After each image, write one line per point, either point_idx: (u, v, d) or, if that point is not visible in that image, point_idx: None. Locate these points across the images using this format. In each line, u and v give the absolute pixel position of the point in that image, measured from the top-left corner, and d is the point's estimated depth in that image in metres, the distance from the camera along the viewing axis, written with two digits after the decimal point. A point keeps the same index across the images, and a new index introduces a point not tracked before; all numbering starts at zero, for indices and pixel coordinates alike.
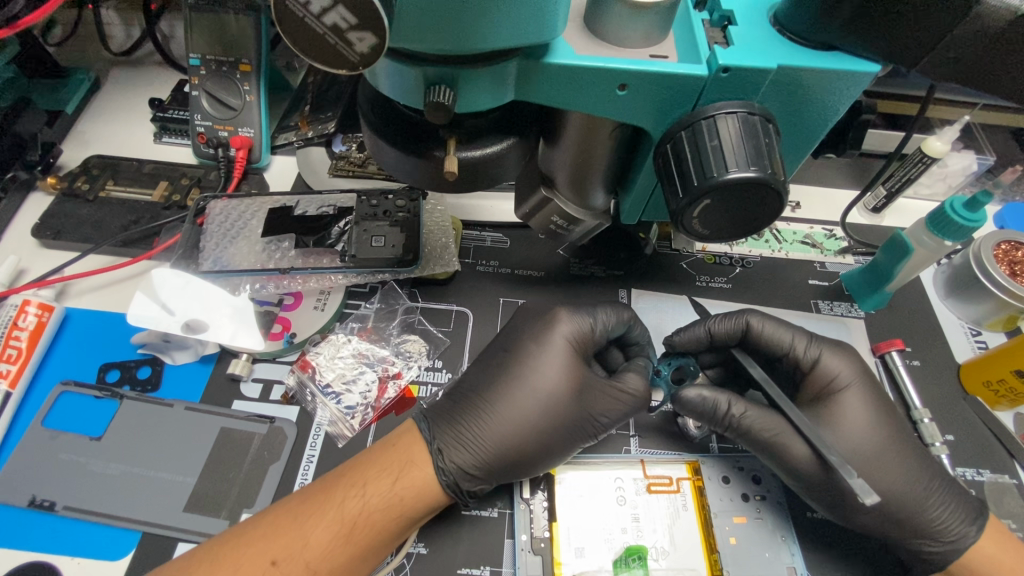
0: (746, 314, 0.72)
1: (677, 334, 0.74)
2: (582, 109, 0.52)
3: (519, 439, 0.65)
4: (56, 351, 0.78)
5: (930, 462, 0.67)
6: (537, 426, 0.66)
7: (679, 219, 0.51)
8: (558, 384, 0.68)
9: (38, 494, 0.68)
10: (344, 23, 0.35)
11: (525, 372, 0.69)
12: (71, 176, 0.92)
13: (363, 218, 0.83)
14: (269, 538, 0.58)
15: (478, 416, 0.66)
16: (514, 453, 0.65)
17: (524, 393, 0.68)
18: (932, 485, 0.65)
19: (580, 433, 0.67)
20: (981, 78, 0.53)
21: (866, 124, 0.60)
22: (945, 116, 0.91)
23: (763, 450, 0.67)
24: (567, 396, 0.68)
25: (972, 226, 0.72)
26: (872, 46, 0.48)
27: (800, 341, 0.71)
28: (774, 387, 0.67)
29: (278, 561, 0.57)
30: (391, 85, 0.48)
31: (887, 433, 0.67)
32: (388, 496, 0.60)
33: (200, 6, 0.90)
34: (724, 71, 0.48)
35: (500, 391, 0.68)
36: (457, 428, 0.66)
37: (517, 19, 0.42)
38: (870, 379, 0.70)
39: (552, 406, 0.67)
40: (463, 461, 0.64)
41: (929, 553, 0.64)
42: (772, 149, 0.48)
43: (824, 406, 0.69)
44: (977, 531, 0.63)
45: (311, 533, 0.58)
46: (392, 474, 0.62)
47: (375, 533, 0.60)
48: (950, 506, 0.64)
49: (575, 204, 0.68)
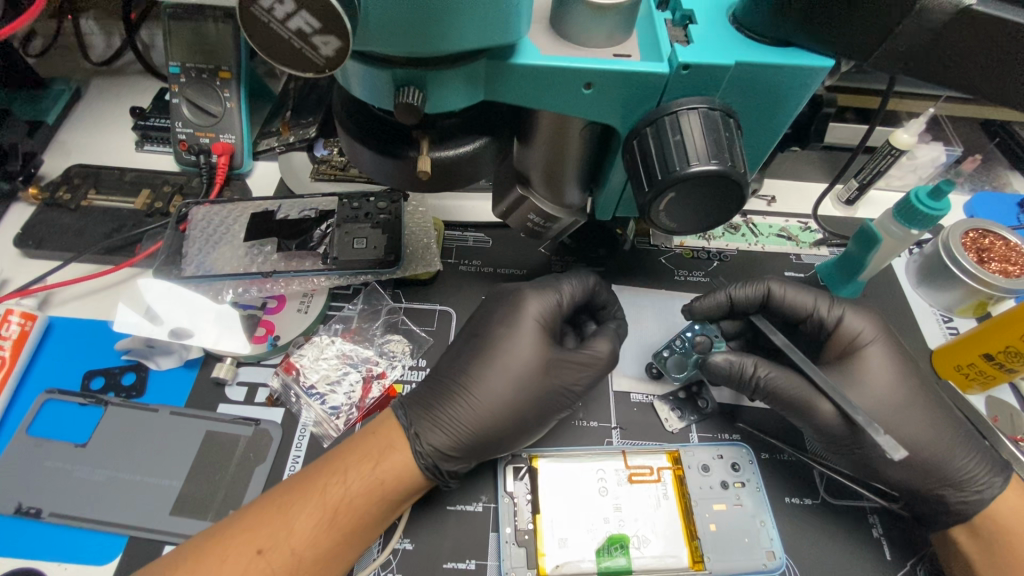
0: (767, 280, 0.78)
1: (698, 301, 0.79)
2: (550, 107, 0.53)
3: (495, 419, 0.68)
4: (40, 359, 0.78)
5: (953, 415, 0.72)
6: (510, 405, 0.69)
7: (646, 213, 0.52)
8: (528, 366, 0.71)
9: (24, 501, 0.68)
10: (309, 28, 0.37)
11: (504, 358, 0.71)
12: (52, 186, 0.92)
13: (345, 220, 0.84)
14: (253, 528, 0.60)
15: (454, 400, 0.69)
16: (490, 433, 0.68)
17: (496, 372, 0.70)
18: (954, 436, 0.70)
19: (550, 410, 0.70)
20: (933, 72, 0.55)
21: (826, 118, 0.63)
22: (911, 109, 0.93)
23: (791, 408, 0.71)
24: (536, 373, 0.71)
25: (936, 215, 0.74)
26: (824, 41, 0.50)
27: (822, 302, 0.77)
28: (796, 352, 0.73)
29: (264, 549, 0.58)
30: (362, 88, 0.49)
31: (912, 388, 0.72)
32: (368, 481, 0.62)
33: (178, 15, 0.90)
34: (684, 68, 0.49)
35: (475, 375, 0.71)
36: (434, 413, 0.68)
37: (480, 22, 0.43)
38: (891, 337, 0.75)
39: (523, 382, 0.70)
40: (439, 442, 0.66)
41: (958, 504, 0.67)
42: (732, 144, 0.49)
43: (851, 361, 0.74)
44: (1002, 482, 0.68)
45: (295, 520, 0.60)
46: (371, 459, 0.64)
47: (358, 517, 0.62)
48: (976, 458, 0.69)
49: (550, 201, 0.69)
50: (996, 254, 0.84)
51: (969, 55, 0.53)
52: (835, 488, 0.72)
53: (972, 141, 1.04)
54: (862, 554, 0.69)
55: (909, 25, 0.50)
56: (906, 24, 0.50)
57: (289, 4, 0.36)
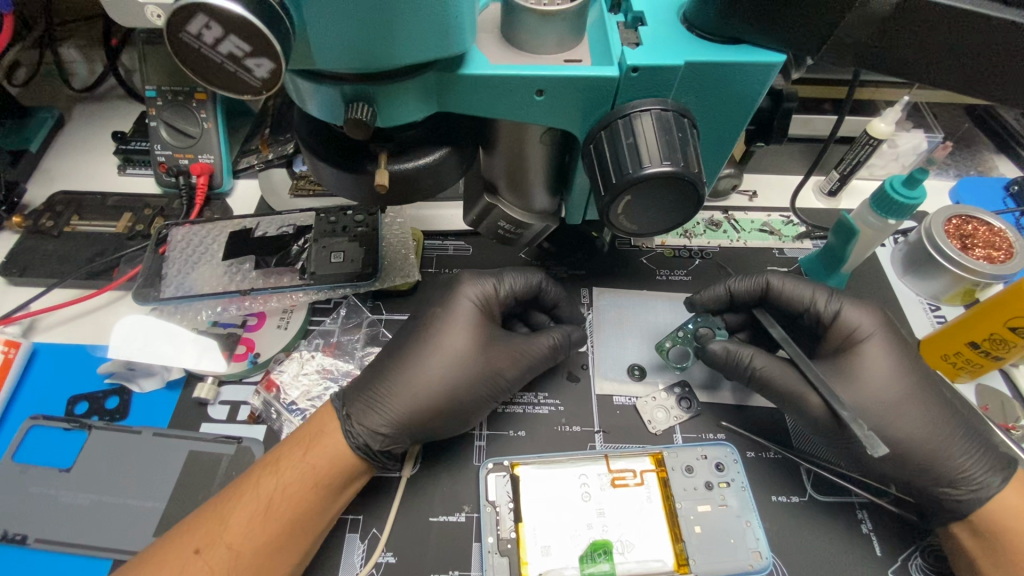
0: (765, 273, 0.77)
1: (698, 293, 0.78)
2: (506, 115, 0.53)
3: (432, 401, 0.69)
4: (26, 385, 0.79)
5: (954, 411, 0.69)
6: (445, 386, 0.70)
7: (606, 216, 0.52)
8: (468, 353, 0.72)
9: (9, 528, 0.69)
10: (240, 52, 0.37)
11: (442, 339, 0.73)
12: (35, 214, 0.93)
13: (322, 235, 0.85)
14: (193, 528, 0.61)
15: (389, 383, 0.70)
16: (426, 412, 0.69)
17: (431, 355, 0.72)
18: (951, 431, 0.68)
19: (486, 390, 0.71)
20: (887, 61, 0.55)
21: (789, 113, 0.62)
22: (886, 98, 0.93)
23: (783, 401, 0.71)
24: (471, 355, 0.72)
25: (911, 204, 0.73)
26: (775, 37, 0.50)
27: (821, 295, 0.75)
28: (792, 345, 0.72)
29: (201, 548, 0.59)
30: (314, 105, 0.49)
31: (907, 383, 0.70)
32: (301, 468, 0.64)
33: (153, 40, 0.92)
34: (633, 70, 0.49)
35: (412, 360, 0.72)
36: (367, 394, 0.70)
37: (421, 35, 0.43)
38: (892, 330, 0.73)
39: (458, 363, 0.72)
40: (373, 423, 0.67)
41: (955, 501, 0.65)
42: (686, 143, 0.49)
43: (850, 356, 0.72)
44: (1001, 479, 0.66)
45: (229, 516, 0.61)
46: (301, 446, 0.66)
47: (294, 508, 0.62)
48: (978, 457, 0.66)
49: (519, 207, 0.69)
50: (979, 240, 0.83)
51: (921, 41, 0.53)
52: (822, 484, 0.72)
53: (952, 126, 1.03)
54: (855, 554, 0.68)
55: (853, 19, 0.50)
56: (851, 18, 0.50)
57: (217, 30, 0.36)
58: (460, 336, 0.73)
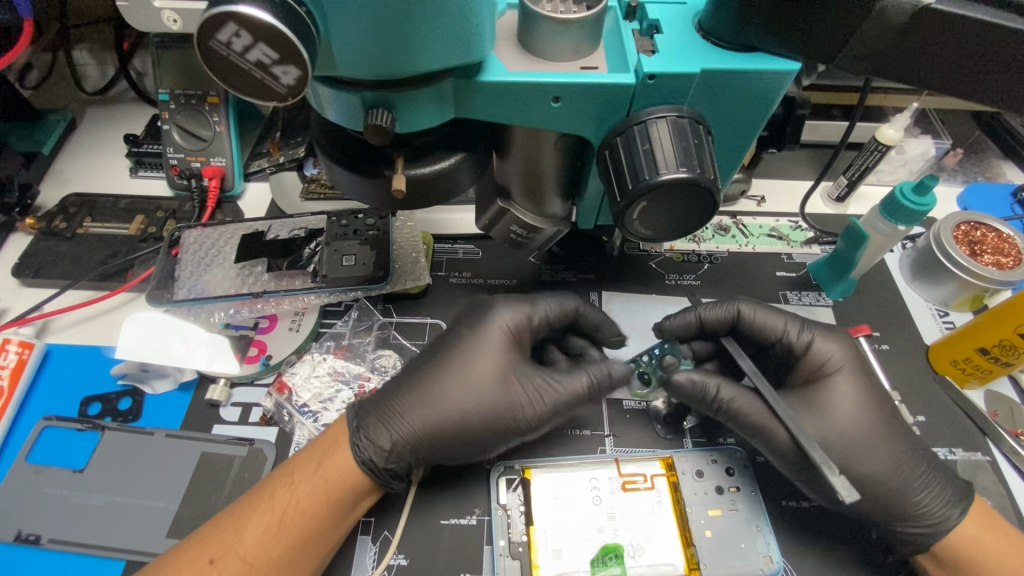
0: (737, 301, 0.74)
1: (667, 320, 0.76)
2: (522, 121, 0.54)
3: (441, 424, 0.67)
4: (39, 386, 0.79)
5: (916, 445, 0.68)
6: (457, 413, 0.67)
7: (621, 222, 0.53)
8: (491, 380, 0.69)
9: (23, 528, 0.69)
10: (267, 59, 0.38)
11: (465, 361, 0.70)
12: (48, 215, 0.94)
13: (334, 238, 0.86)
14: (207, 539, 0.61)
15: (404, 401, 0.68)
16: (434, 434, 0.67)
17: (449, 377, 0.69)
18: (916, 466, 0.66)
19: (501, 418, 0.68)
20: (899, 69, 0.55)
21: (801, 119, 0.62)
22: (895, 104, 0.93)
23: (752, 434, 0.68)
24: (492, 380, 0.69)
25: (921, 211, 0.73)
26: (789, 45, 0.51)
27: (793, 326, 0.73)
28: (762, 377, 0.67)
29: (216, 559, 0.60)
30: (334, 111, 0.50)
31: (877, 419, 0.68)
32: (314, 481, 0.64)
33: (167, 44, 0.93)
34: (650, 78, 0.50)
35: (430, 381, 0.69)
36: (382, 411, 0.68)
37: (442, 42, 0.44)
38: (862, 363, 0.71)
39: (476, 387, 0.68)
40: (380, 439, 0.66)
41: (909, 534, 0.65)
42: (701, 150, 0.50)
43: (819, 388, 0.70)
44: (959, 513, 0.65)
45: (243, 527, 0.61)
46: (314, 459, 0.66)
47: (306, 523, 0.62)
48: (941, 494, 0.65)
49: (532, 211, 0.69)
50: (988, 246, 0.83)
51: (934, 50, 0.53)
52: None
53: (959, 133, 1.03)
54: (865, 560, 0.68)
55: (869, 27, 0.51)
56: (866, 27, 0.51)
57: (247, 37, 0.36)
58: (484, 364, 0.69)
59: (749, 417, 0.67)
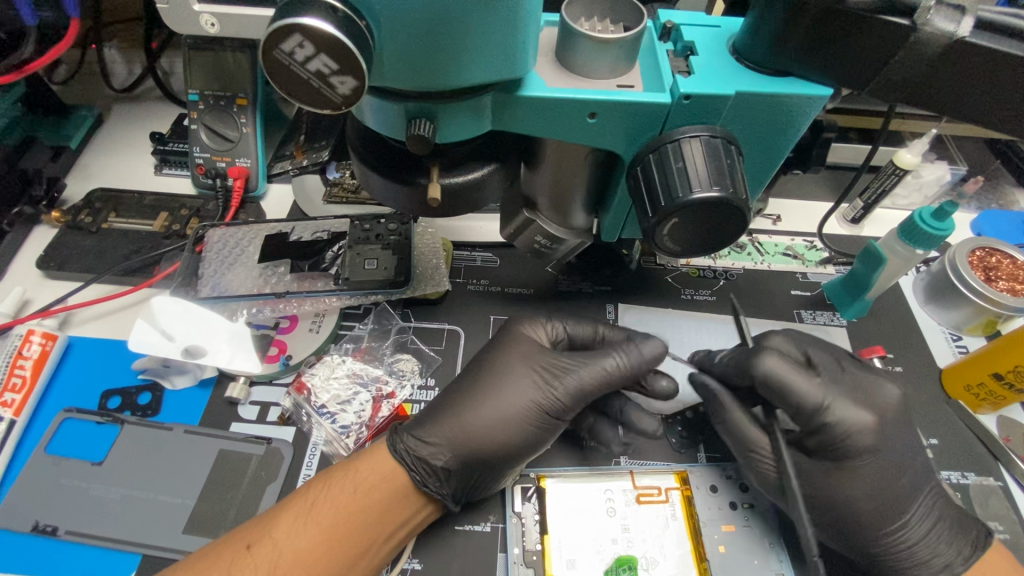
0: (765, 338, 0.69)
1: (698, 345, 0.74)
2: (558, 136, 0.55)
3: (476, 415, 0.69)
4: (61, 377, 0.80)
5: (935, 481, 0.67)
6: (489, 401, 0.69)
7: (650, 236, 0.54)
8: (513, 368, 0.71)
9: (40, 519, 0.69)
10: (327, 69, 0.40)
11: (502, 362, 0.72)
12: (74, 209, 0.95)
13: (357, 242, 0.86)
14: (246, 527, 0.63)
15: (441, 400, 0.71)
16: (469, 427, 0.68)
17: (483, 369, 0.72)
18: (920, 503, 0.65)
19: (530, 398, 0.69)
20: (925, 96, 0.57)
21: (827, 142, 0.64)
22: (913, 130, 0.95)
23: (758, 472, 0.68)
24: (516, 371, 0.71)
25: (941, 234, 0.75)
26: (821, 72, 0.52)
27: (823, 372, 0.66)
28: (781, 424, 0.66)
29: (252, 545, 0.61)
30: (375, 119, 0.51)
31: (900, 459, 0.65)
32: (349, 472, 0.66)
33: (198, 45, 0.93)
34: (686, 98, 0.51)
35: (466, 378, 0.72)
36: (421, 412, 0.71)
37: (489, 59, 0.45)
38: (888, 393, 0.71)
39: (504, 377, 0.71)
40: (418, 433, 0.68)
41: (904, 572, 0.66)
42: (734, 169, 0.51)
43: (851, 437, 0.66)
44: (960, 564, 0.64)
45: (279, 514, 0.63)
46: (353, 454, 0.68)
47: (338, 513, 0.63)
48: (945, 539, 0.65)
49: (557, 223, 0.70)
50: (1003, 272, 0.84)
51: (965, 80, 0.54)
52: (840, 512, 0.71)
53: (976, 159, 1.05)
54: None
55: (901, 57, 0.52)
56: (899, 56, 0.52)
57: (310, 48, 0.39)
58: (513, 361, 0.72)
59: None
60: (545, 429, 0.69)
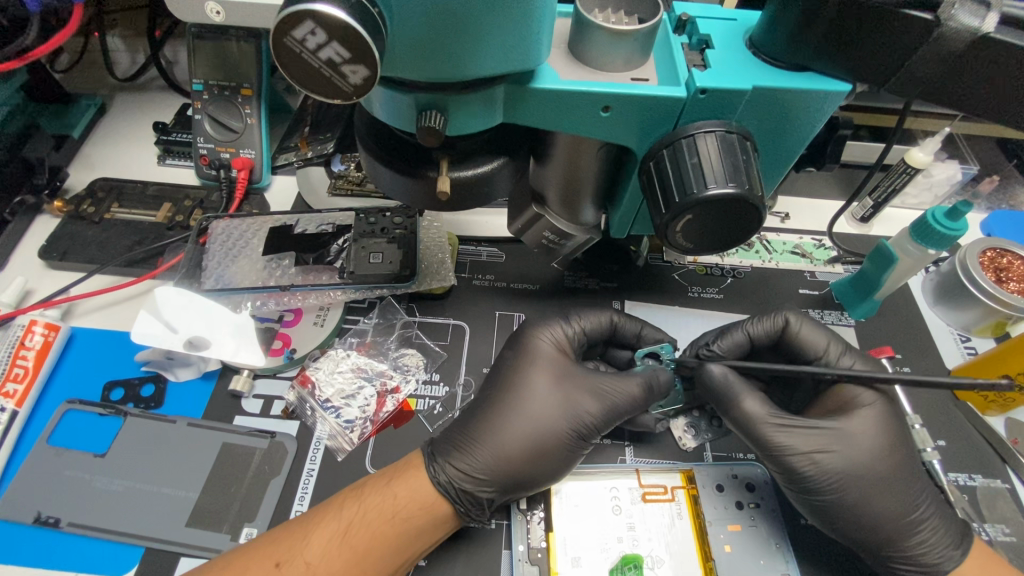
0: (784, 313, 0.74)
1: (718, 343, 0.73)
2: (571, 130, 0.54)
3: (517, 445, 0.67)
4: (63, 369, 0.79)
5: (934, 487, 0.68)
6: (530, 432, 0.68)
7: (663, 233, 0.53)
8: (550, 395, 0.71)
9: (43, 511, 0.69)
10: (339, 58, 0.39)
11: (530, 380, 0.72)
12: (77, 199, 0.94)
13: (362, 235, 0.86)
14: (275, 542, 0.62)
15: (477, 426, 0.69)
16: (511, 459, 0.67)
17: (518, 395, 0.71)
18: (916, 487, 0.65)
19: (570, 429, 0.69)
20: (944, 92, 0.56)
21: (843, 139, 0.63)
22: (924, 128, 0.94)
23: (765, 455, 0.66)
24: (556, 403, 0.70)
25: (954, 234, 0.74)
26: (840, 66, 0.52)
27: (836, 347, 0.71)
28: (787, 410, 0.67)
29: (281, 563, 0.60)
30: (385, 111, 0.50)
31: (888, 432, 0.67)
32: (385, 496, 0.64)
33: (202, 34, 0.92)
34: (701, 92, 0.50)
35: (500, 400, 0.71)
36: (455, 436, 0.69)
37: (503, 49, 0.44)
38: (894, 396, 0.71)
39: (543, 408, 0.70)
40: (459, 464, 0.66)
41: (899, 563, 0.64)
42: (748, 166, 0.50)
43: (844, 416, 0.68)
44: (960, 555, 0.63)
45: (313, 535, 0.62)
46: (386, 475, 0.66)
47: (373, 537, 0.62)
48: (941, 528, 0.64)
49: (566, 218, 0.70)
50: (1014, 274, 0.83)
51: (987, 78, 0.53)
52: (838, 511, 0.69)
53: (988, 158, 1.03)
54: None
55: (925, 53, 0.50)
56: (923, 52, 0.50)
57: (321, 36, 0.38)
58: (540, 380, 0.71)
59: (761, 424, 0.66)
60: (581, 457, 0.69)
